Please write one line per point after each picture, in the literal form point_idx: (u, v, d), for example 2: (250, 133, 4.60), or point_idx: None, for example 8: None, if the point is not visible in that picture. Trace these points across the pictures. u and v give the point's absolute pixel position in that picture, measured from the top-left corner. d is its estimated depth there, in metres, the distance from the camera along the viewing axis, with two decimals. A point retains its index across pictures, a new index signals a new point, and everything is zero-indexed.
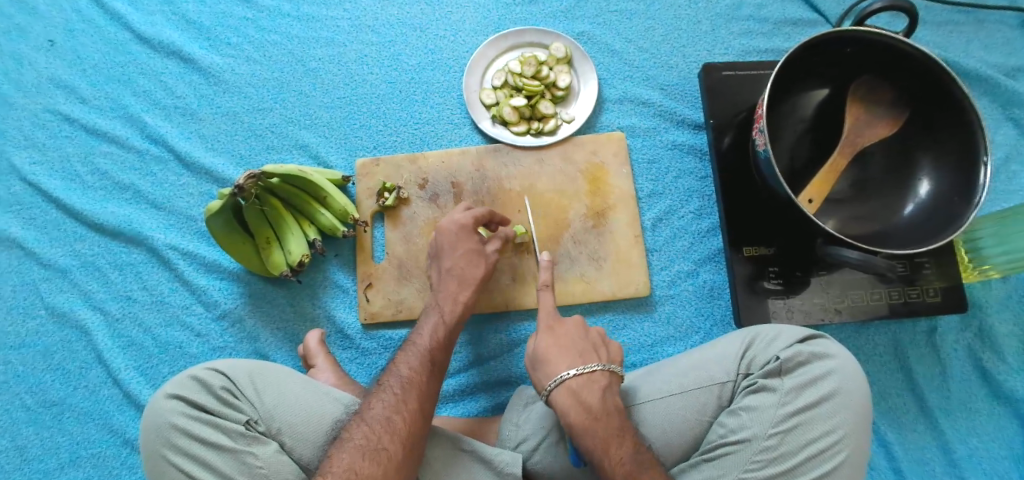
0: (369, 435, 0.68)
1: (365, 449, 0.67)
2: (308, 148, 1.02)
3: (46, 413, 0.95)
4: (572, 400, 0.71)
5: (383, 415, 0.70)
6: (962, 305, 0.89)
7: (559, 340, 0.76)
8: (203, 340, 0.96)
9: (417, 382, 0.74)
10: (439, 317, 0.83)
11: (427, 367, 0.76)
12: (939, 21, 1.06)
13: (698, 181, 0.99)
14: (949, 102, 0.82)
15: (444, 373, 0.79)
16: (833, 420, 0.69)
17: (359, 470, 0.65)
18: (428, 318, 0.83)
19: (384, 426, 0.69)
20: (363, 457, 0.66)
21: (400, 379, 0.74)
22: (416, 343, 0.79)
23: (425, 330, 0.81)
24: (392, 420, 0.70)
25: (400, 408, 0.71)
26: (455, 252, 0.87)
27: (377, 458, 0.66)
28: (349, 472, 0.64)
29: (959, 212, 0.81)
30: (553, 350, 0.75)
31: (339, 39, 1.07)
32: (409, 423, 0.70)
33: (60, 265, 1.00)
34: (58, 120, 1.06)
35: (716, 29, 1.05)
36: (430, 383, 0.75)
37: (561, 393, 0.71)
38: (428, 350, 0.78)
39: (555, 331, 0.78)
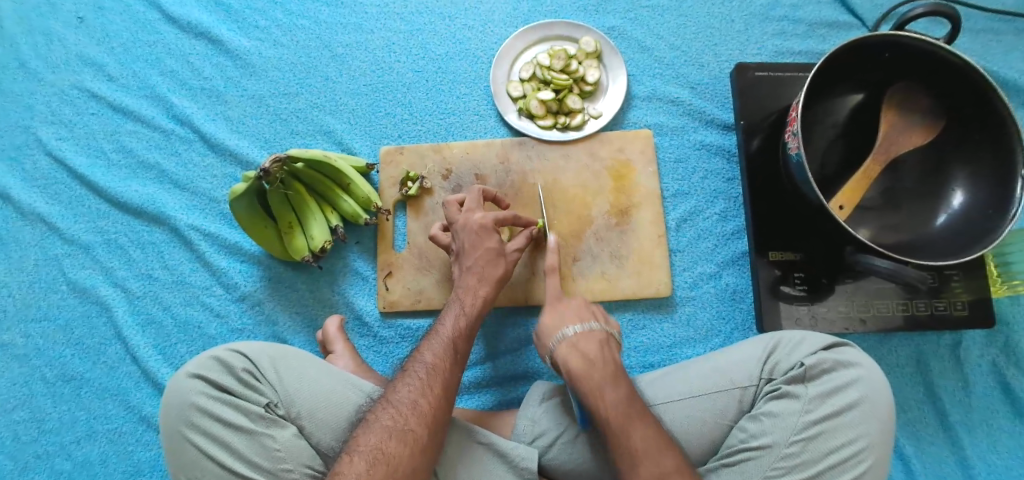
0: (396, 416, 0.68)
1: (392, 429, 0.67)
2: (332, 134, 1.02)
3: (65, 387, 0.96)
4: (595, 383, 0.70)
5: (409, 399, 0.70)
6: (989, 320, 0.88)
7: (579, 344, 0.73)
8: (222, 321, 0.96)
9: (442, 368, 0.73)
10: (462, 308, 0.81)
11: (451, 355, 0.75)
12: (978, 29, 1.04)
13: (725, 183, 0.98)
14: (988, 112, 0.80)
15: (466, 361, 0.77)
16: (858, 429, 0.68)
17: (386, 449, 0.65)
18: (451, 309, 0.81)
19: (411, 409, 0.69)
20: (390, 437, 0.66)
21: (426, 365, 0.73)
22: (441, 332, 0.77)
23: (449, 319, 0.79)
24: (417, 403, 0.69)
25: (426, 392, 0.70)
26: (475, 253, 0.83)
27: (403, 438, 0.66)
28: (377, 452, 0.65)
29: (994, 225, 0.79)
30: (571, 356, 0.72)
31: (367, 26, 1.07)
32: (433, 408, 0.69)
33: (83, 241, 1.01)
34: (85, 97, 1.06)
35: (749, 29, 1.04)
36: (454, 371, 0.74)
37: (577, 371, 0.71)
38: (451, 338, 0.77)
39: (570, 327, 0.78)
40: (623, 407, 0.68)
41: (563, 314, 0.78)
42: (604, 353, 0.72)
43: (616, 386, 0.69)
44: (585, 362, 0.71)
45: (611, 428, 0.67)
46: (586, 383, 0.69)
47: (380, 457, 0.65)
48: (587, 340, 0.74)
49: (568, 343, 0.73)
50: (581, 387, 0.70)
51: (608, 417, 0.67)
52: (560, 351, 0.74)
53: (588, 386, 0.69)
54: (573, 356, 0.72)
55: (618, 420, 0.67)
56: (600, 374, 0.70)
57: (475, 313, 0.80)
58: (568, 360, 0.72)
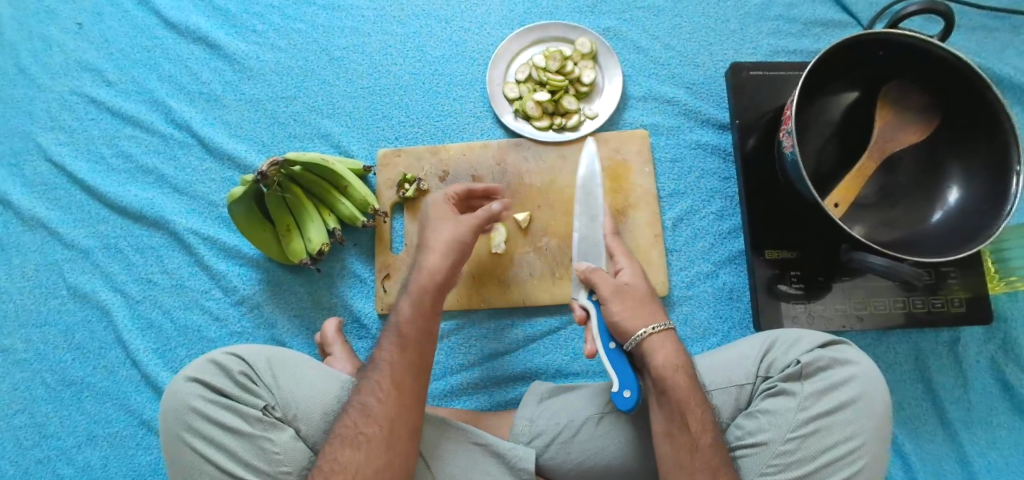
0: (348, 421, 0.68)
1: (347, 435, 0.67)
2: (330, 137, 1.03)
3: (66, 391, 0.97)
4: (667, 351, 0.71)
5: (360, 401, 0.70)
6: (986, 317, 0.88)
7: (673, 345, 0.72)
8: (221, 324, 0.97)
9: (389, 363, 0.72)
10: (412, 294, 0.77)
11: (398, 344, 0.73)
12: (973, 26, 1.04)
13: (721, 182, 0.98)
14: (981, 107, 0.80)
15: (427, 343, 0.74)
16: (853, 426, 0.68)
17: (341, 459, 0.66)
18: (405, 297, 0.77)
19: (361, 412, 0.69)
20: (342, 444, 0.67)
21: (374, 365, 0.72)
22: (391, 322, 0.76)
23: (402, 306, 0.76)
24: (367, 404, 0.69)
25: (376, 391, 0.70)
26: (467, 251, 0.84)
27: (354, 443, 0.67)
28: (332, 462, 0.66)
29: (988, 222, 0.79)
30: (667, 355, 0.71)
31: (364, 29, 1.07)
32: (384, 404, 0.69)
33: (83, 246, 1.01)
34: (84, 102, 1.07)
35: (745, 28, 1.04)
36: (403, 362, 0.72)
37: (656, 341, 0.71)
38: (399, 327, 0.74)
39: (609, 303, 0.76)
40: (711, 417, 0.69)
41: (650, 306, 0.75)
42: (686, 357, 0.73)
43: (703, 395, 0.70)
44: (682, 363, 0.71)
45: (702, 435, 0.67)
46: (683, 387, 0.69)
47: (335, 467, 0.66)
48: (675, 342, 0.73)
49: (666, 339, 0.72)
50: (679, 389, 0.69)
51: (704, 424, 0.67)
52: (649, 346, 0.71)
53: (689, 390, 0.69)
54: (671, 357, 0.71)
55: (710, 431, 0.67)
56: (691, 381, 0.70)
57: (421, 291, 0.76)
58: (664, 358, 0.70)
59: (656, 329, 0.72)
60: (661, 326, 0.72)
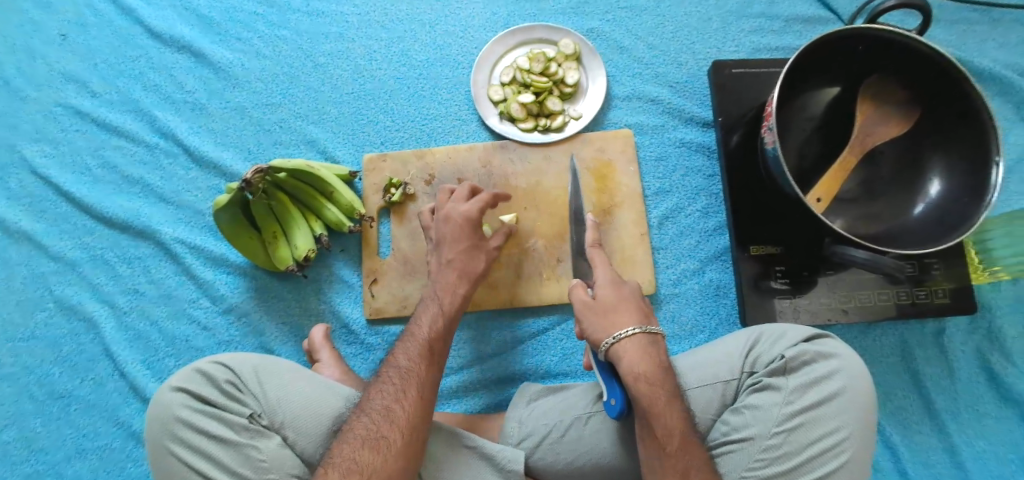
0: (369, 425, 0.69)
1: (367, 438, 0.68)
2: (316, 144, 1.03)
3: (55, 405, 0.96)
4: (640, 355, 0.70)
5: (382, 405, 0.71)
6: (970, 307, 0.88)
7: (647, 348, 0.71)
8: (210, 333, 0.97)
9: (417, 372, 0.74)
10: (439, 308, 0.82)
11: (426, 356, 0.76)
12: (952, 20, 1.05)
13: (706, 180, 0.99)
14: (962, 100, 0.81)
15: (444, 360, 0.79)
16: (839, 419, 0.69)
17: (359, 460, 0.66)
18: (427, 309, 0.83)
19: (384, 416, 0.70)
20: (363, 446, 0.67)
21: (399, 371, 0.74)
22: (415, 335, 0.79)
23: (423, 320, 0.81)
24: (390, 409, 0.70)
25: (400, 397, 0.71)
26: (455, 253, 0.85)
27: (375, 445, 0.67)
28: (350, 463, 0.65)
29: (969, 213, 0.80)
30: (639, 359, 0.70)
31: (348, 34, 1.07)
32: (407, 410, 0.70)
33: (70, 258, 1.01)
34: (69, 113, 1.07)
35: (727, 27, 1.05)
36: (430, 375, 0.75)
37: (621, 346, 0.71)
38: (427, 340, 0.78)
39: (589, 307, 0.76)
40: (683, 422, 0.67)
41: (627, 308, 0.74)
42: (665, 362, 0.71)
43: (678, 400, 0.69)
44: (654, 369, 0.70)
45: (671, 441, 0.66)
46: (653, 393, 0.68)
47: (353, 468, 0.65)
48: (651, 346, 0.72)
49: (636, 343, 0.71)
50: (647, 397, 0.68)
51: (672, 430, 0.66)
52: (617, 351, 0.71)
53: (658, 397, 0.68)
54: (642, 361, 0.70)
55: (679, 436, 0.66)
56: (665, 387, 0.69)
57: (451, 312, 0.82)
58: (634, 363, 0.69)
59: (627, 332, 0.71)
60: (630, 330, 0.71)
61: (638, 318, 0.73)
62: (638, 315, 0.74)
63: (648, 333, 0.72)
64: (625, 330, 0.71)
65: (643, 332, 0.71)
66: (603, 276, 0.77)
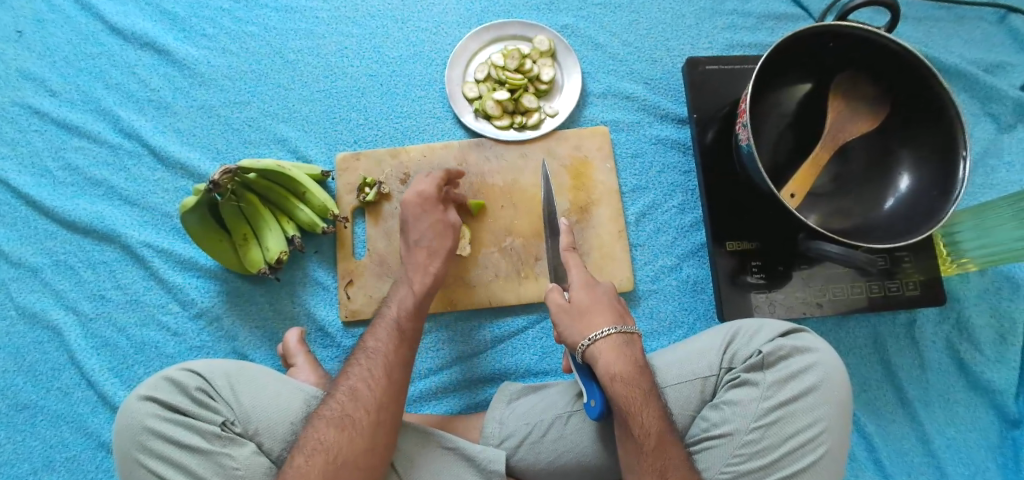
0: (335, 405, 0.68)
1: (333, 418, 0.67)
2: (287, 143, 1.00)
3: (18, 417, 0.93)
4: (618, 355, 0.70)
5: (349, 386, 0.70)
6: (939, 298, 0.90)
7: (623, 348, 0.71)
8: (180, 339, 0.94)
9: (384, 352, 0.74)
10: (409, 288, 0.81)
11: (396, 337, 0.75)
12: (919, 17, 1.07)
13: (682, 176, 0.99)
14: (928, 97, 0.82)
15: (417, 341, 0.78)
16: (816, 412, 0.69)
17: (324, 439, 0.65)
18: (399, 291, 0.82)
19: (349, 396, 0.69)
20: (327, 425, 0.66)
21: (366, 352, 0.74)
22: (385, 316, 0.79)
23: (393, 303, 0.80)
24: (356, 388, 0.70)
25: (367, 376, 0.71)
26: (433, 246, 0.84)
27: (341, 424, 0.67)
28: (316, 442, 0.65)
29: (939, 206, 0.82)
30: (615, 359, 0.70)
31: (318, 31, 1.05)
32: (374, 390, 0.70)
33: (31, 263, 0.97)
34: (27, 113, 1.03)
35: (700, 23, 1.05)
36: (400, 354, 0.74)
37: (598, 347, 0.71)
38: (396, 321, 0.77)
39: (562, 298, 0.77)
40: (661, 421, 0.67)
41: (601, 309, 0.75)
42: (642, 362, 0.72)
43: (656, 400, 0.69)
44: (631, 369, 0.70)
45: (648, 440, 0.66)
46: (629, 393, 0.68)
47: (319, 447, 0.65)
48: (627, 346, 0.72)
49: (612, 343, 0.71)
50: (624, 397, 0.68)
51: (649, 430, 0.66)
52: (594, 351, 0.71)
53: (635, 398, 0.67)
54: (618, 362, 0.70)
55: (657, 435, 0.66)
56: (642, 387, 0.69)
57: (421, 290, 0.81)
58: (611, 364, 0.69)
59: (603, 333, 0.71)
60: (605, 331, 0.71)
61: (613, 319, 0.74)
62: (612, 316, 0.74)
63: (624, 334, 0.72)
64: (602, 329, 0.72)
65: (619, 333, 0.72)
66: (575, 279, 0.77)
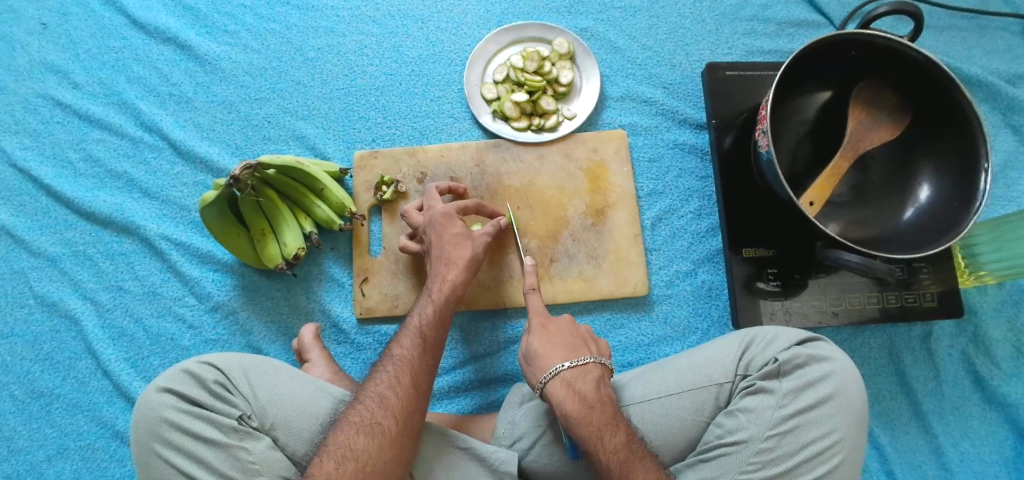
0: (364, 412, 0.69)
1: (361, 425, 0.68)
2: (305, 139, 1.01)
3: (34, 404, 0.94)
4: (567, 391, 0.70)
5: (377, 393, 0.70)
6: (957, 310, 0.90)
7: (573, 383, 0.71)
8: (196, 332, 0.95)
9: (411, 360, 0.73)
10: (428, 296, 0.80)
11: (420, 344, 0.75)
12: (941, 26, 1.06)
13: (699, 181, 0.99)
14: (952, 108, 0.82)
15: (441, 348, 0.77)
16: (830, 422, 0.69)
17: (354, 446, 0.66)
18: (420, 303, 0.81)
19: (378, 403, 0.69)
20: (358, 432, 0.67)
21: (392, 360, 0.74)
22: (409, 324, 0.78)
23: (421, 310, 0.79)
24: (384, 395, 0.70)
25: (394, 383, 0.71)
26: (447, 241, 0.84)
27: (371, 432, 0.67)
28: (346, 449, 0.66)
29: (958, 218, 0.81)
30: (567, 398, 0.70)
31: (338, 29, 1.06)
32: (401, 397, 0.70)
33: (50, 253, 0.98)
34: (50, 105, 1.04)
35: (720, 29, 1.05)
36: (424, 361, 0.74)
37: (554, 384, 0.71)
38: (419, 328, 0.77)
39: (546, 328, 0.76)
40: (622, 449, 0.67)
41: (553, 346, 0.74)
42: (599, 392, 0.71)
43: (615, 430, 0.68)
44: (581, 404, 0.69)
45: (610, 473, 0.67)
46: (586, 429, 0.68)
47: (348, 454, 0.65)
48: (581, 379, 0.72)
49: (562, 381, 0.71)
50: (580, 432, 0.68)
51: (609, 464, 0.67)
52: (551, 389, 0.71)
53: (590, 433, 0.68)
54: (570, 398, 0.70)
55: (619, 463, 0.66)
56: (600, 418, 0.69)
57: (441, 297, 0.80)
58: (563, 402, 0.70)
59: (554, 371, 0.72)
60: (557, 368, 0.72)
61: (567, 352, 0.74)
62: (566, 351, 0.74)
63: (578, 368, 0.72)
64: (553, 367, 0.72)
65: (571, 368, 0.72)
66: (531, 324, 0.77)
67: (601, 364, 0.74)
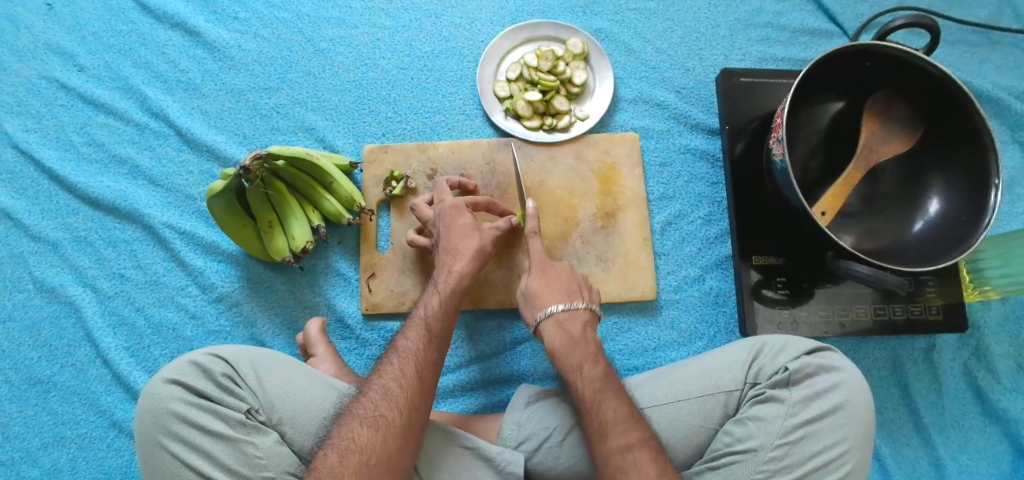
0: (369, 405, 0.68)
1: (366, 417, 0.67)
2: (314, 131, 1.00)
3: (31, 391, 0.92)
4: (558, 331, 0.75)
5: (382, 385, 0.70)
6: (962, 324, 0.90)
7: (564, 324, 0.76)
8: (198, 322, 0.94)
9: (416, 352, 0.73)
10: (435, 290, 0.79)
11: (425, 336, 0.74)
12: (953, 40, 1.07)
13: (709, 187, 0.99)
14: (965, 122, 0.82)
15: (447, 341, 0.76)
16: (840, 432, 0.69)
17: (358, 438, 0.65)
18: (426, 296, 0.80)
19: (383, 395, 0.69)
20: (362, 425, 0.66)
21: (397, 352, 0.73)
22: (415, 316, 0.77)
23: (427, 303, 0.78)
24: (389, 388, 0.69)
25: (399, 375, 0.71)
26: (456, 239, 0.83)
27: (375, 424, 0.66)
28: (349, 442, 0.65)
29: (967, 233, 0.81)
30: (556, 335, 0.75)
31: (350, 21, 1.05)
32: (405, 390, 0.69)
33: (51, 238, 0.96)
34: (54, 87, 1.02)
35: (734, 34, 1.05)
36: (429, 353, 0.73)
37: (548, 324, 0.76)
38: (425, 321, 0.76)
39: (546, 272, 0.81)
40: (597, 382, 0.71)
41: (551, 288, 0.79)
42: (586, 332, 0.76)
43: (594, 364, 0.72)
44: (567, 339, 0.74)
45: (584, 400, 0.70)
46: (567, 360, 0.73)
47: (352, 447, 0.65)
48: (571, 321, 0.76)
49: (555, 321, 0.76)
50: (562, 362, 0.73)
51: (583, 392, 0.70)
52: (544, 327, 0.77)
53: (569, 364, 0.72)
54: (558, 335, 0.75)
55: (592, 393, 0.70)
56: (581, 353, 0.73)
57: (447, 289, 0.79)
58: (553, 338, 0.75)
59: (549, 312, 0.77)
60: (552, 309, 0.77)
61: (562, 297, 0.78)
62: (560, 294, 0.78)
63: (570, 310, 0.77)
64: (549, 308, 0.77)
65: (564, 311, 0.76)
66: (531, 266, 0.81)
67: (591, 309, 0.78)
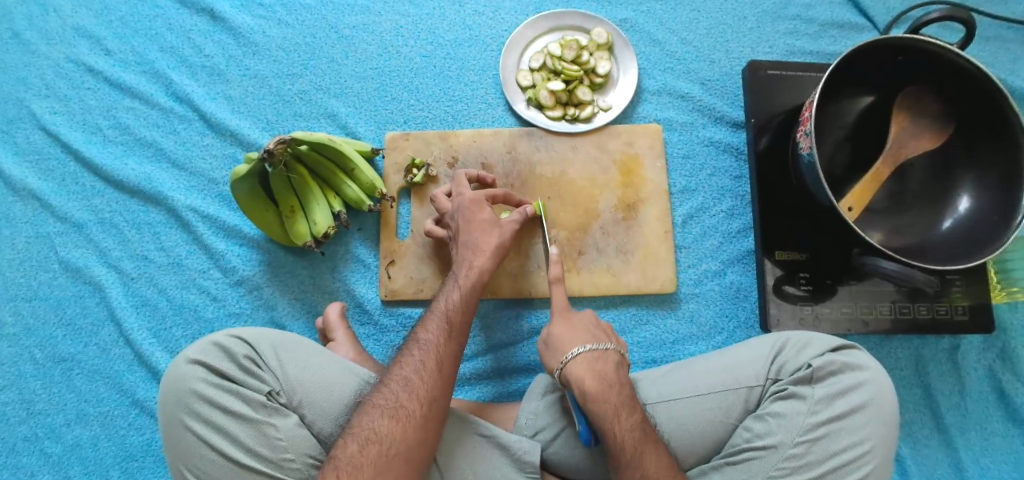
0: (390, 395, 0.68)
1: (387, 408, 0.67)
2: (336, 118, 1.00)
3: (55, 368, 0.94)
4: (587, 370, 0.71)
5: (403, 376, 0.70)
6: (989, 326, 0.88)
7: (594, 365, 0.72)
8: (219, 304, 0.94)
9: (437, 345, 0.73)
10: (456, 283, 0.79)
11: (445, 330, 0.74)
12: (987, 36, 1.04)
13: (733, 181, 0.98)
14: (996, 118, 0.80)
15: (468, 335, 0.76)
16: (863, 431, 0.68)
17: (379, 429, 0.66)
18: (446, 288, 0.79)
19: (404, 386, 0.69)
20: (382, 415, 0.67)
21: (419, 344, 0.73)
22: (435, 310, 0.77)
23: (448, 296, 0.78)
24: (410, 379, 0.70)
25: (420, 367, 0.71)
26: (473, 229, 0.83)
27: (395, 415, 0.67)
28: (370, 432, 0.65)
29: (997, 231, 0.79)
30: (587, 376, 0.71)
31: (374, 8, 1.04)
32: (427, 381, 0.69)
33: (76, 219, 0.98)
34: (81, 70, 1.03)
35: (761, 26, 1.03)
36: (449, 347, 0.73)
37: (573, 365, 0.72)
38: (447, 314, 0.76)
39: (570, 319, 0.78)
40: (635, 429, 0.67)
41: (575, 331, 0.76)
42: (618, 376, 0.72)
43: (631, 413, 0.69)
44: (601, 384, 0.70)
45: (624, 453, 0.66)
46: (602, 405, 0.69)
47: (372, 438, 0.65)
48: (600, 362, 0.73)
49: (582, 361, 0.72)
50: (597, 408, 0.69)
51: (624, 443, 0.67)
52: (570, 369, 0.72)
53: (606, 410, 0.68)
54: (589, 377, 0.71)
55: (633, 445, 0.66)
56: (618, 398, 0.69)
57: (469, 284, 0.78)
58: (582, 380, 0.71)
59: (575, 352, 0.73)
60: (577, 351, 0.73)
61: (588, 338, 0.76)
62: (585, 335, 0.76)
63: (595, 352, 0.74)
64: (571, 351, 0.74)
65: (590, 351, 0.73)
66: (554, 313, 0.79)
67: (621, 353, 0.76)
